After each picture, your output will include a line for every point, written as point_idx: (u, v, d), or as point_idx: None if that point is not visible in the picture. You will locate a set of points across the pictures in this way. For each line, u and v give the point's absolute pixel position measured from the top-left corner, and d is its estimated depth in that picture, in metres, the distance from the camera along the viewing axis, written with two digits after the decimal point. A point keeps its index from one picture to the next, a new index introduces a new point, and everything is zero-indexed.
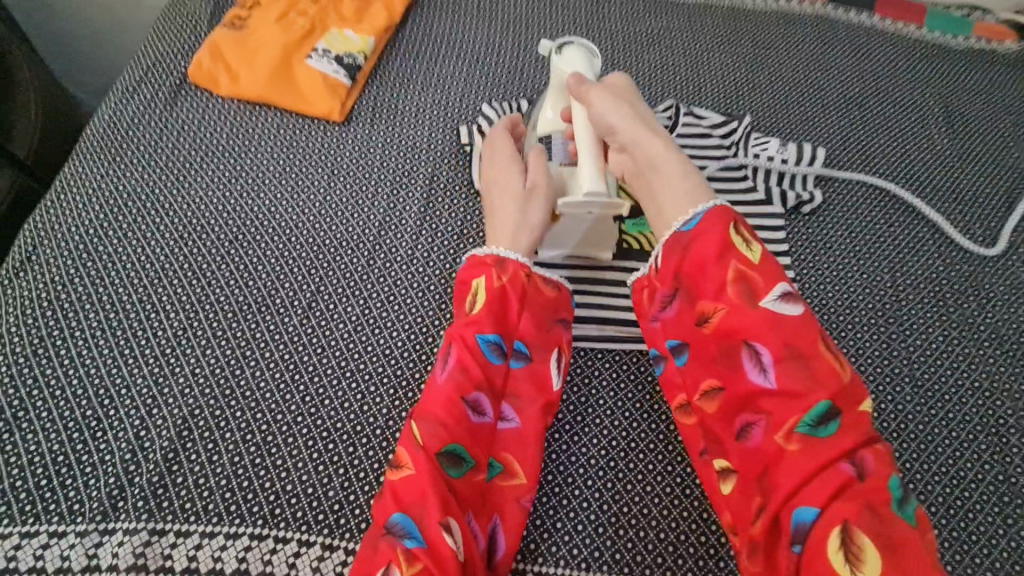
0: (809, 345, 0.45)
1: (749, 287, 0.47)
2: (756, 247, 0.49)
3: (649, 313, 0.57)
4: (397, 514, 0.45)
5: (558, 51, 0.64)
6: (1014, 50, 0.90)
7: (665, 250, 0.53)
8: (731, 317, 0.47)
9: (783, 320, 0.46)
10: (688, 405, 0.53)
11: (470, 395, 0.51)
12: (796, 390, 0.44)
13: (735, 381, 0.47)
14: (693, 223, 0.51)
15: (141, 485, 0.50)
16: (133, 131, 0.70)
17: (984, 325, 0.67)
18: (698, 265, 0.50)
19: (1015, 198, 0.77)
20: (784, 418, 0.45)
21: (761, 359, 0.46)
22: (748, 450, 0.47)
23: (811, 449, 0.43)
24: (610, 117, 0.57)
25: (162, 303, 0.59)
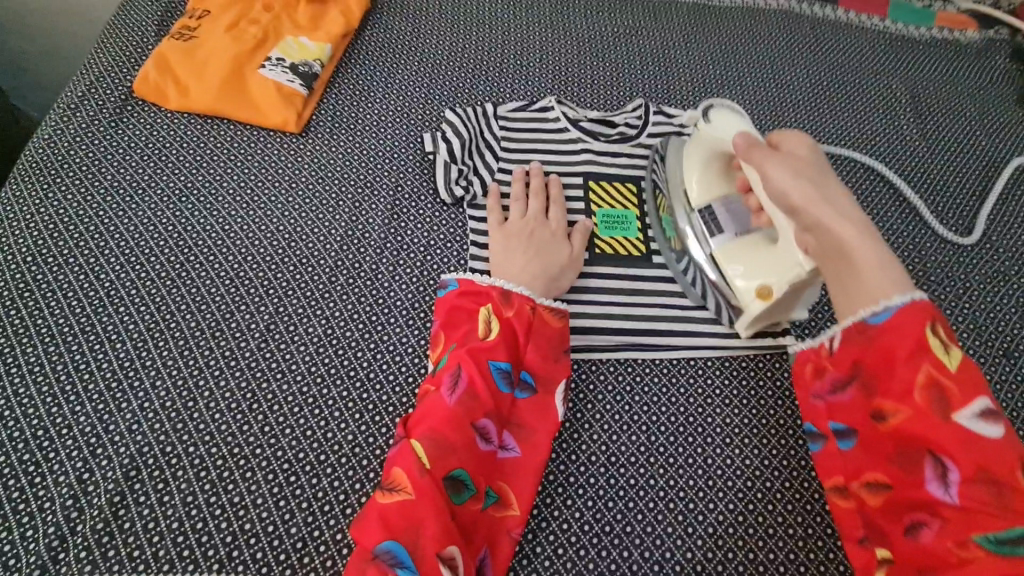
0: (1009, 465, 0.39)
1: (943, 396, 0.42)
2: (955, 352, 0.44)
3: (810, 390, 0.53)
4: (387, 540, 0.42)
5: (705, 115, 0.61)
6: (978, 38, 0.90)
7: (843, 338, 0.49)
8: (916, 423, 0.42)
9: (983, 439, 0.40)
10: (844, 489, 0.48)
11: (479, 421, 0.49)
12: (983, 505, 0.39)
13: (905, 483, 0.43)
14: (884, 317, 0.46)
15: (85, 533, 0.46)
16: (74, 150, 0.66)
17: (962, 316, 0.66)
18: (886, 358, 0.45)
19: (986, 186, 0.76)
20: (963, 530, 0.40)
21: (946, 473, 0.41)
22: (912, 549, 0.42)
23: (988, 563, 0.38)
24: (791, 195, 0.51)
25: (107, 333, 0.55)
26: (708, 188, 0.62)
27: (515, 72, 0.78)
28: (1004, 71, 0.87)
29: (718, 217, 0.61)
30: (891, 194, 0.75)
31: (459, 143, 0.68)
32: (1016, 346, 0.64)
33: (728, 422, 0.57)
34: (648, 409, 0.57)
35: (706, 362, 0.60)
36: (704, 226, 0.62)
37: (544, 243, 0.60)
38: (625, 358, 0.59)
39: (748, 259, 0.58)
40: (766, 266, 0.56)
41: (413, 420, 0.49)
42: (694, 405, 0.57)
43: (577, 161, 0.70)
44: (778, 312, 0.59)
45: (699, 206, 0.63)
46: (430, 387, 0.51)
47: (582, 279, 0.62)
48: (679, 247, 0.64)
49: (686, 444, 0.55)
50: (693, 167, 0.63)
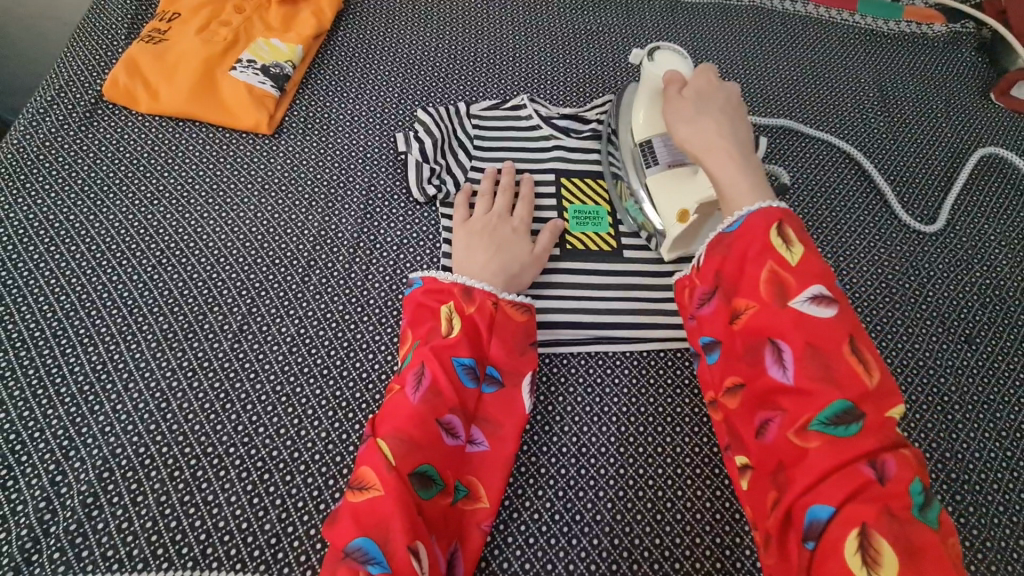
0: (837, 343, 0.44)
1: (783, 289, 0.46)
2: (798, 248, 0.47)
3: (688, 310, 0.55)
4: (359, 537, 0.43)
5: (649, 57, 0.63)
6: (943, 32, 0.92)
7: (708, 251, 0.52)
8: (762, 315, 0.46)
9: (812, 319, 0.45)
10: (716, 402, 0.51)
11: (445, 416, 0.49)
12: (815, 388, 0.43)
13: (756, 377, 0.46)
14: (738, 224, 0.50)
15: (57, 534, 0.47)
16: (43, 154, 0.66)
17: (926, 303, 0.68)
18: (738, 266, 0.49)
19: (951, 176, 0.78)
20: (801, 415, 0.43)
21: (783, 356, 0.45)
22: (766, 446, 0.45)
23: (829, 445, 0.42)
24: (681, 129, 0.56)
25: (78, 337, 0.56)
26: (653, 121, 0.62)
27: (488, 71, 0.79)
28: (969, 63, 0.89)
29: (657, 149, 0.61)
30: (857, 186, 0.76)
31: (431, 143, 0.69)
32: (977, 332, 0.66)
33: (696, 411, 0.58)
34: (618, 400, 0.58)
35: (676, 353, 0.61)
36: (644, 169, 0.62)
37: (508, 241, 0.61)
38: (596, 351, 0.60)
39: (673, 190, 0.60)
40: (686, 191, 0.59)
41: (379, 418, 0.50)
42: (663, 396, 0.58)
43: (549, 159, 0.71)
44: (698, 239, 0.61)
45: (642, 140, 0.63)
46: (395, 386, 0.51)
47: (554, 274, 0.63)
48: (650, 229, 0.64)
49: (655, 433, 0.56)
50: (640, 105, 0.63)
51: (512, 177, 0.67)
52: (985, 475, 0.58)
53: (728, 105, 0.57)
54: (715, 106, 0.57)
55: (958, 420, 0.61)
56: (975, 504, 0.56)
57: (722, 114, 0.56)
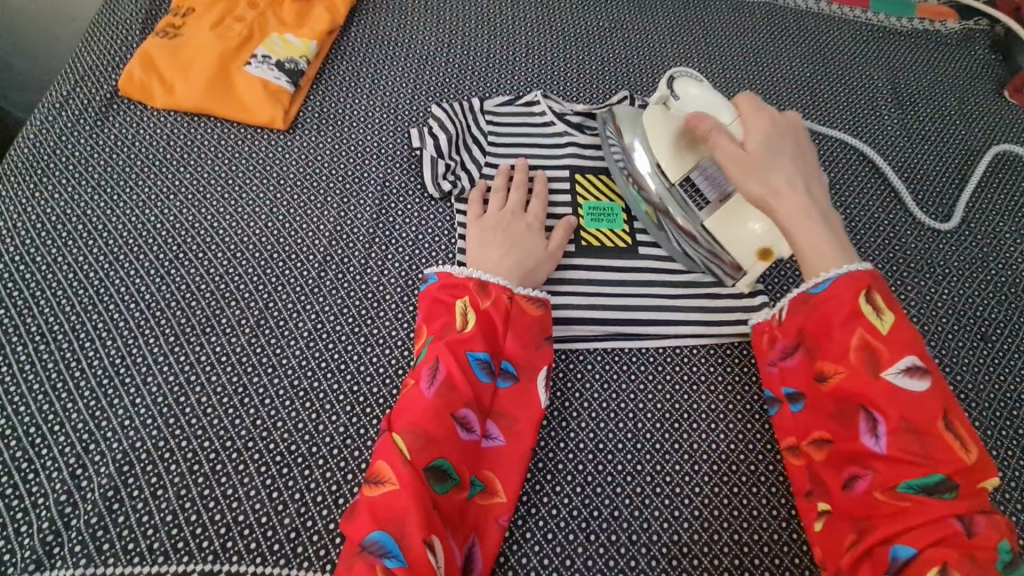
0: (930, 416, 0.44)
1: (874, 356, 0.46)
2: (888, 316, 0.47)
3: (767, 357, 0.57)
4: (375, 531, 0.43)
5: (671, 89, 0.58)
6: (958, 29, 0.92)
7: (791, 305, 0.53)
8: (853, 381, 0.47)
9: (908, 393, 0.45)
10: (796, 447, 0.52)
11: (460, 411, 0.49)
12: (909, 456, 0.44)
13: (846, 437, 0.47)
14: (825, 286, 0.50)
15: (79, 527, 0.47)
16: (60, 149, 0.66)
17: (941, 301, 0.68)
18: (823, 325, 0.50)
19: (966, 173, 0.78)
20: (893, 478, 0.44)
21: (876, 424, 0.46)
22: (853, 500, 0.46)
23: (922, 505, 0.43)
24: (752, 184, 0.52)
25: (97, 331, 0.56)
26: (685, 160, 0.59)
27: (501, 67, 0.79)
28: (984, 60, 0.89)
29: (699, 187, 0.60)
30: (871, 183, 0.76)
31: (445, 138, 0.69)
32: (993, 330, 0.66)
33: (713, 408, 0.58)
34: (634, 396, 0.58)
35: (692, 350, 0.61)
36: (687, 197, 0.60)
37: (523, 237, 0.61)
38: (612, 348, 0.60)
39: (735, 234, 0.58)
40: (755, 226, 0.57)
41: (395, 413, 0.50)
42: (680, 393, 0.58)
43: (564, 155, 0.70)
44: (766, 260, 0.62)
45: (679, 179, 0.60)
46: (410, 381, 0.51)
47: (570, 271, 0.63)
48: (655, 220, 0.65)
49: (671, 430, 0.56)
50: (665, 144, 0.60)
51: (526, 174, 0.66)
52: (1003, 474, 0.58)
53: (795, 144, 0.53)
54: (779, 145, 0.52)
55: (975, 418, 0.61)
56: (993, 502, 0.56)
57: (793, 156, 0.52)
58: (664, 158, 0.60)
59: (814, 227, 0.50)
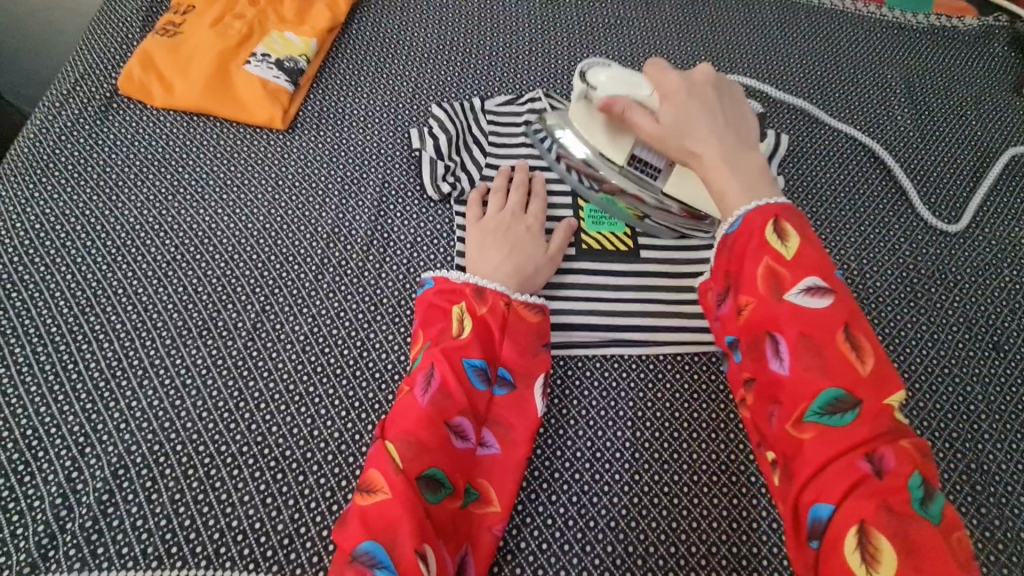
0: (831, 334, 0.42)
1: (779, 282, 0.44)
2: (793, 242, 0.45)
3: (712, 312, 0.53)
4: (367, 541, 0.42)
5: (582, 80, 0.60)
6: (975, 25, 0.89)
7: (717, 252, 0.50)
8: (760, 310, 0.44)
9: (808, 313, 0.42)
10: (744, 402, 0.49)
11: (454, 419, 0.49)
12: (810, 380, 0.41)
13: (754, 371, 0.45)
14: (737, 225, 0.48)
15: (73, 531, 0.47)
16: (59, 149, 0.66)
17: (952, 308, 0.66)
18: (740, 261, 0.47)
19: (980, 176, 0.76)
20: (798, 409, 0.42)
21: (779, 349, 0.43)
22: (770, 440, 0.44)
23: (826, 436, 0.40)
24: (683, 136, 0.52)
25: (94, 333, 0.56)
26: (620, 141, 0.60)
27: (503, 65, 0.77)
28: (1001, 58, 0.86)
29: (646, 160, 0.60)
30: (882, 185, 0.74)
31: (446, 139, 0.68)
32: (1006, 339, 0.64)
33: (713, 417, 0.57)
34: (634, 404, 0.57)
35: (694, 357, 0.60)
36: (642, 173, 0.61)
37: (523, 241, 0.60)
38: (612, 354, 0.59)
39: (693, 193, 0.60)
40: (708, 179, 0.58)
41: (387, 420, 0.49)
42: (680, 401, 0.57)
43: None
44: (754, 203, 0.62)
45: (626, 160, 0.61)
46: (404, 388, 0.51)
47: (570, 275, 0.62)
48: (638, 216, 0.65)
49: (671, 439, 0.55)
50: (599, 131, 0.61)
51: (527, 173, 0.66)
52: (1012, 487, 0.56)
53: (706, 98, 0.54)
54: (685, 103, 0.53)
55: (985, 429, 0.59)
56: (1001, 517, 0.55)
57: (704, 109, 0.52)
58: (602, 145, 0.61)
59: (729, 171, 0.50)
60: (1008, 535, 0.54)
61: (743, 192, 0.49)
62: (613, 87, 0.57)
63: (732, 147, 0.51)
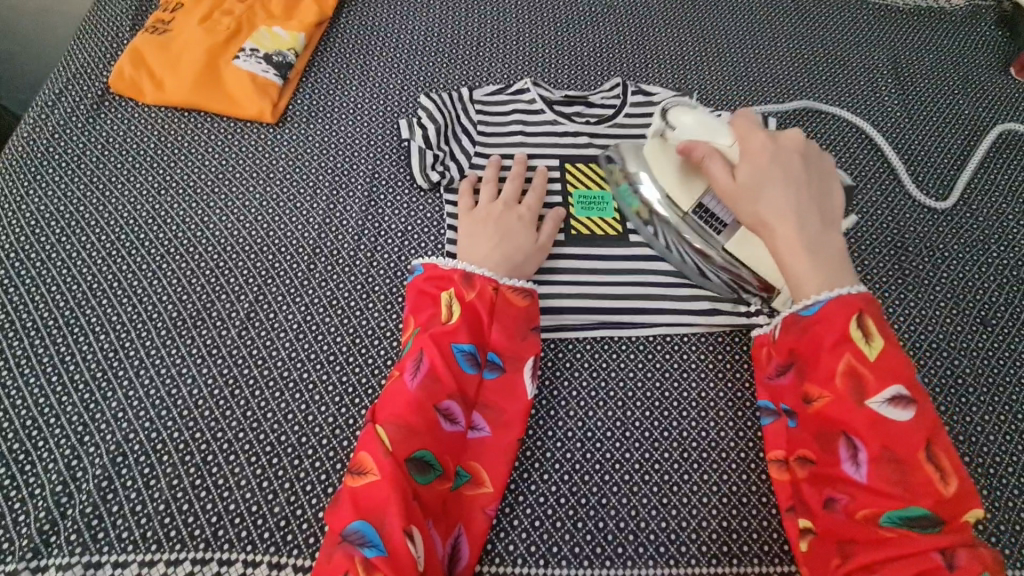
0: (914, 445, 0.43)
1: (860, 383, 0.45)
2: (879, 341, 0.46)
3: (766, 370, 0.55)
4: (357, 520, 0.43)
5: (668, 123, 0.58)
6: (962, 5, 0.89)
7: (784, 325, 0.52)
8: (835, 407, 0.45)
9: (890, 419, 0.43)
10: (783, 462, 0.52)
11: (442, 403, 0.50)
12: (887, 486, 0.42)
13: (826, 464, 0.46)
14: (815, 310, 0.48)
15: (74, 517, 0.48)
16: (53, 146, 0.67)
17: (940, 285, 0.67)
18: (816, 350, 0.48)
19: (967, 154, 0.76)
20: (872, 509, 0.43)
21: (857, 452, 0.44)
22: (831, 527, 0.45)
23: (903, 544, 0.42)
24: (764, 210, 0.51)
25: (91, 325, 0.57)
26: (693, 187, 0.58)
27: (491, 54, 0.78)
28: (988, 36, 0.86)
29: (714, 212, 0.58)
30: (869, 166, 0.75)
31: (434, 129, 0.69)
32: (993, 314, 0.65)
33: (702, 395, 0.57)
34: (625, 384, 0.58)
35: (682, 337, 0.60)
36: (701, 223, 0.59)
37: (514, 229, 0.60)
38: (602, 336, 0.60)
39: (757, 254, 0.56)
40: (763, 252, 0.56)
41: (379, 405, 0.50)
42: (670, 380, 0.58)
43: (555, 143, 0.70)
44: None
45: (692, 207, 0.59)
46: (395, 373, 0.52)
47: (560, 261, 0.63)
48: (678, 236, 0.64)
49: (661, 418, 0.56)
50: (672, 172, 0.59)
51: (525, 162, 0.66)
52: (999, 458, 0.57)
53: (789, 167, 0.52)
54: (768, 168, 0.52)
55: (973, 402, 0.60)
56: (989, 488, 0.55)
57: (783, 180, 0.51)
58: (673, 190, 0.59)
59: (806, 256, 0.49)
60: (995, 506, 0.55)
61: (821, 278, 0.49)
62: (693, 131, 0.56)
63: (813, 230, 0.50)
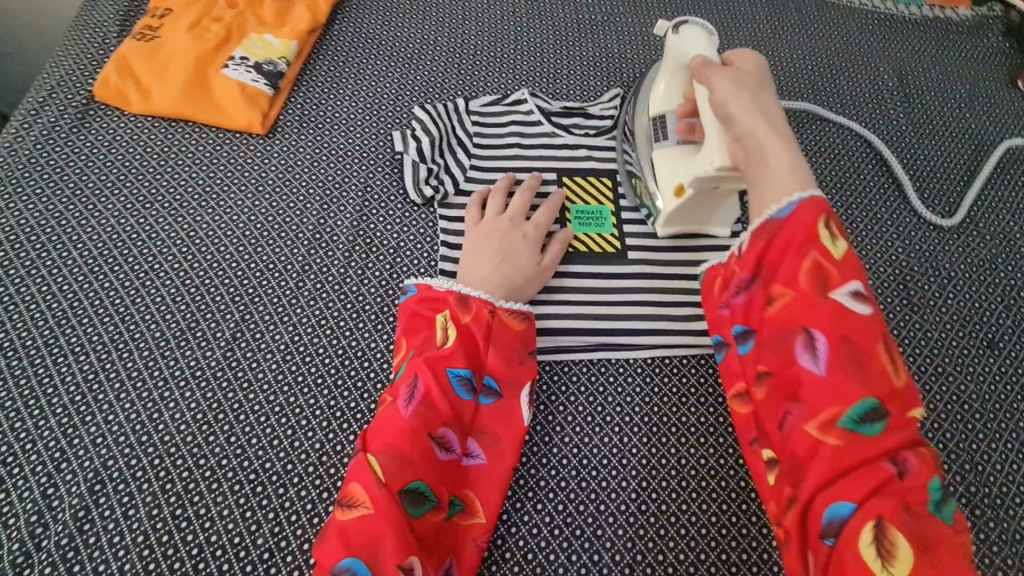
0: (870, 339, 0.41)
1: (824, 279, 0.43)
2: (842, 243, 0.44)
3: (719, 300, 0.51)
4: (347, 557, 0.41)
5: (674, 30, 0.59)
6: (969, 16, 0.87)
7: (751, 236, 0.47)
8: (798, 304, 0.43)
9: (852, 315, 0.42)
10: (742, 396, 0.49)
11: (437, 430, 0.48)
12: (846, 380, 0.40)
13: (784, 366, 0.43)
14: (787, 211, 0.45)
15: (49, 549, 0.46)
16: (35, 157, 0.65)
17: (946, 306, 0.65)
18: (783, 251, 0.45)
19: (974, 169, 0.74)
20: (827, 413, 0.40)
21: (815, 345, 0.42)
22: (784, 439, 0.42)
23: (855, 444, 0.39)
24: (735, 104, 0.50)
25: (70, 345, 0.55)
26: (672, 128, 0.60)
27: (488, 63, 0.76)
28: (996, 48, 0.85)
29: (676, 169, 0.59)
30: (874, 181, 0.73)
31: (428, 141, 0.67)
32: (1001, 336, 0.63)
33: (702, 421, 0.56)
34: (622, 409, 0.56)
35: (682, 360, 0.59)
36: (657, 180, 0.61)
37: (516, 248, 0.58)
38: (599, 358, 0.58)
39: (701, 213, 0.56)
40: (687, 165, 0.57)
41: (370, 432, 0.48)
42: (668, 404, 0.56)
43: (552, 156, 0.68)
44: None
45: (661, 160, 0.60)
46: (387, 399, 0.50)
47: (556, 279, 0.61)
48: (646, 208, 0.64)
49: (659, 444, 0.54)
50: (662, 77, 0.62)
51: (536, 181, 0.64)
52: (1007, 488, 0.55)
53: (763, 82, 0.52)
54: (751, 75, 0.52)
55: (980, 428, 0.58)
56: (998, 519, 0.54)
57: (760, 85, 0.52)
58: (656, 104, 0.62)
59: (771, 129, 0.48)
60: (1003, 539, 0.53)
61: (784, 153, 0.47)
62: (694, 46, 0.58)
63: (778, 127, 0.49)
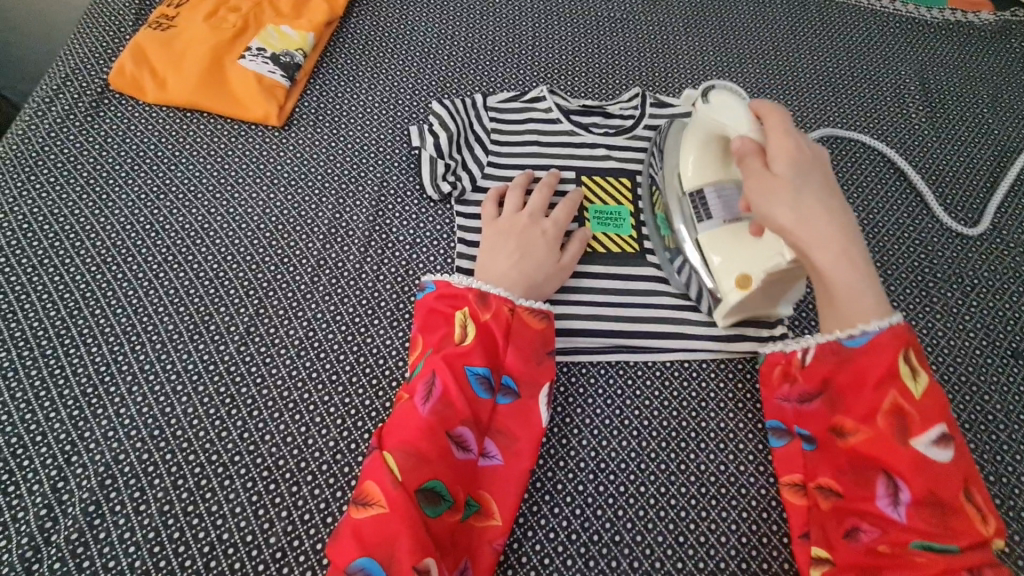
0: (955, 494, 0.41)
1: (904, 422, 0.43)
2: (923, 378, 0.44)
3: (778, 391, 0.52)
4: (363, 557, 0.41)
5: (704, 97, 0.51)
6: (993, 21, 0.86)
7: (818, 353, 0.48)
8: (874, 444, 0.43)
9: (933, 464, 0.41)
10: (797, 486, 0.49)
11: (453, 429, 0.47)
12: (930, 530, 0.40)
13: (862, 501, 0.44)
14: (863, 340, 0.45)
15: (58, 544, 0.45)
16: (49, 145, 0.64)
17: (969, 314, 0.64)
18: (854, 380, 0.45)
19: (997, 176, 0.73)
20: (908, 539, 0.41)
21: (899, 494, 0.42)
22: (859, 543, 0.43)
23: (935, 567, 0.40)
24: (798, 220, 0.44)
25: (82, 336, 0.54)
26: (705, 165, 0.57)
27: (506, 59, 0.75)
28: (1019, 53, 0.83)
29: (709, 202, 0.56)
30: (896, 187, 0.72)
31: (446, 137, 0.66)
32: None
33: (722, 426, 0.55)
34: (640, 412, 0.55)
35: (701, 363, 0.58)
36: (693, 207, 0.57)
37: (535, 245, 0.57)
38: (617, 360, 0.58)
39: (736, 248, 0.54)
40: (748, 254, 0.53)
41: (386, 429, 0.47)
42: (688, 409, 0.55)
43: (572, 155, 0.67)
44: (756, 307, 0.55)
45: (692, 189, 0.57)
46: (403, 396, 0.49)
47: (574, 279, 0.60)
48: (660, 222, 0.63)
49: (678, 449, 0.53)
50: (688, 148, 0.58)
51: (553, 178, 0.63)
52: None
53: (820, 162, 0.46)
54: (806, 163, 0.45)
55: (1004, 440, 0.57)
56: (1021, 532, 0.53)
57: (821, 177, 0.46)
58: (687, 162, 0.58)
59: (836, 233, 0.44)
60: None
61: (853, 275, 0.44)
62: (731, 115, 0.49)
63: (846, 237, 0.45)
